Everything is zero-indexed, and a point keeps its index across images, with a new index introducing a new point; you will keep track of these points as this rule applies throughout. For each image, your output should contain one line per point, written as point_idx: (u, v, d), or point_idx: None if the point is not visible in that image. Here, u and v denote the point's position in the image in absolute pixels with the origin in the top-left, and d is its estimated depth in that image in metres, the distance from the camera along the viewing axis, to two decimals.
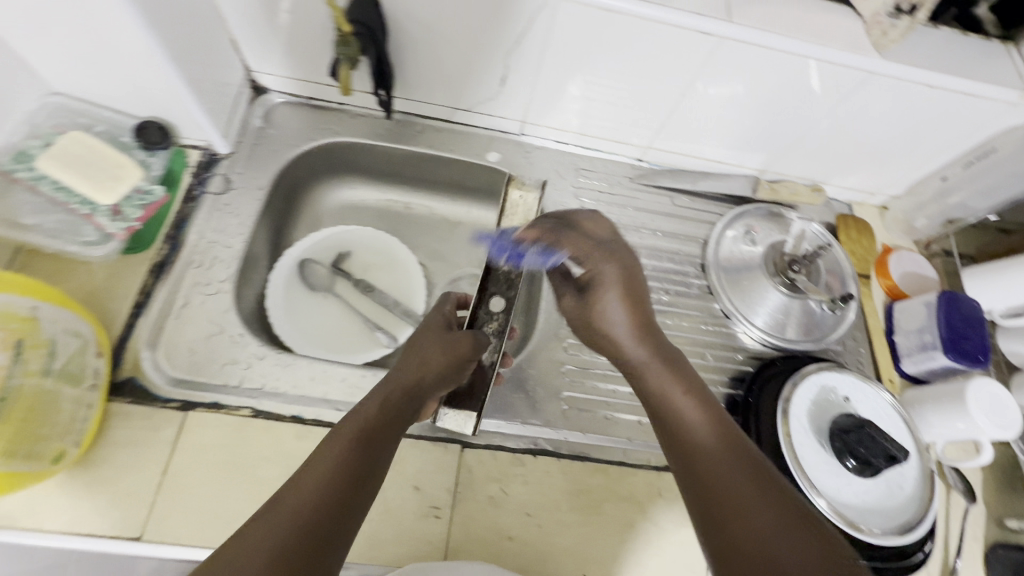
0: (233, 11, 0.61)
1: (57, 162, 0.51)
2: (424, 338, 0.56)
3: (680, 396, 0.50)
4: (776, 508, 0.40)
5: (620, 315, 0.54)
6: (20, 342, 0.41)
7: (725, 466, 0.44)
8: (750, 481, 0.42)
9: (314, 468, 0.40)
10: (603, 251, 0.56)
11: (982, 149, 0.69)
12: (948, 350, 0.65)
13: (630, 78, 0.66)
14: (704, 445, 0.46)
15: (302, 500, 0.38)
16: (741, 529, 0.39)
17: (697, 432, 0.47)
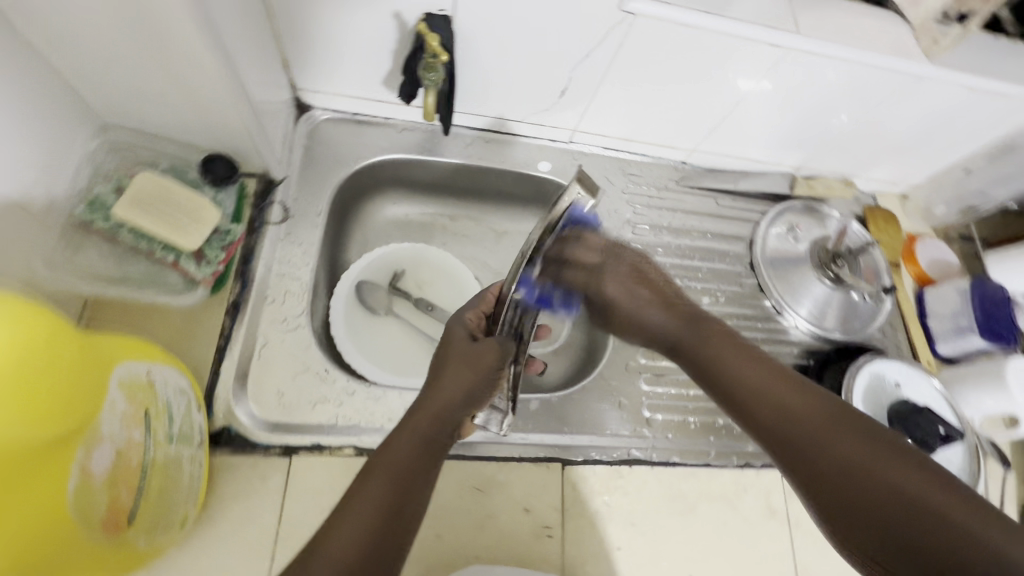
0: (287, 30, 0.57)
1: (135, 209, 0.48)
2: (453, 348, 0.52)
3: (740, 367, 0.51)
4: (836, 452, 0.42)
5: (647, 304, 0.58)
6: (148, 411, 0.39)
7: (814, 426, 0.44)
8: (845, 434, 0.43)
9: (379, 465, 0.42)
10: (614, 255, 0.59)
11: (1006, 143, 0.74)
12: (984, 332, 0.71)
13: (690, 87, 0.66)
14: (784, 412, 0.46)
15: (372, 496, 0.40)
16: (856, 484, 0.40)
17: (771, 398, 0.48)
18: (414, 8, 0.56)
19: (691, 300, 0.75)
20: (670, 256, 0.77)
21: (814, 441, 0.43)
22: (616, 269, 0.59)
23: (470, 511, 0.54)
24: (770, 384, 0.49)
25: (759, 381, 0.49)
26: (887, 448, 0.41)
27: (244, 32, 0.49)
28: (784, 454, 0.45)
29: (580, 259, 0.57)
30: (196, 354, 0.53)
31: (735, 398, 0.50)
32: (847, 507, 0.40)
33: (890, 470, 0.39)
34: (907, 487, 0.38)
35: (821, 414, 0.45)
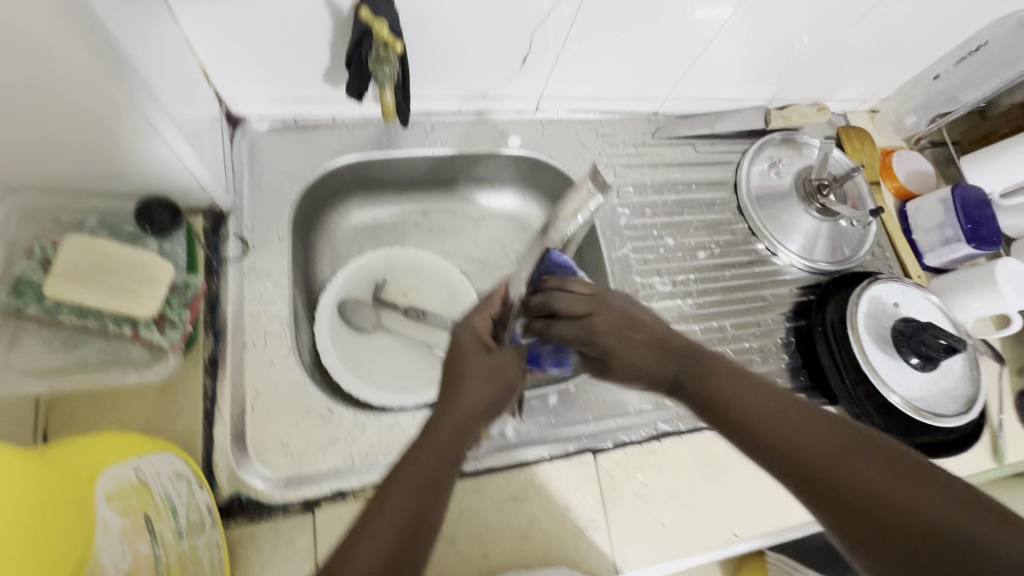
0: (201, 35, 0.49)
1: (71, 284, 0.42)
2: (467, 358, 0.44)
3: (747, 394, 0.43)
4: (864, 462, 0.36)
5: (633, 346, 0.49)
6: (148, 514, 0.34)
7: (841, 459, 0.37)
8: (867, 456, 0.37)
9: (404, 473, 0.37)
10: (600, 301, 0.51)
11: (973, 43, 0.73)
12: (971, 240, 0.71)
13: (658, 33, 0.61)
14: (794, 436, 0.39)
15: (398, 513, 0.35)
16: (896, 522, 0.34)
17: (784, 430, 0.40)
18: None
19: (686, 256, 0.74)
20: (659, 215, 0.74)
21: (841, 473, 0.36)
22: (606, 314, 0.51)
23: (511, 523, 0.52)
24: (783, 412, 0.41)
25: (770, 409, 0.41)
26: (930, 482, 0.34)
27: (152, 48, 0.41)
28: (800, 486, 0.38)
29: (565, 310, 0.51)
30: (183, 425, 0.47)
31: (739, 430, 0.42)
32: (884, 549, 0.34)
33: (938, 509, 0.33)
34: (956, 524, 0.32)
35: (845, 440, 0.38)
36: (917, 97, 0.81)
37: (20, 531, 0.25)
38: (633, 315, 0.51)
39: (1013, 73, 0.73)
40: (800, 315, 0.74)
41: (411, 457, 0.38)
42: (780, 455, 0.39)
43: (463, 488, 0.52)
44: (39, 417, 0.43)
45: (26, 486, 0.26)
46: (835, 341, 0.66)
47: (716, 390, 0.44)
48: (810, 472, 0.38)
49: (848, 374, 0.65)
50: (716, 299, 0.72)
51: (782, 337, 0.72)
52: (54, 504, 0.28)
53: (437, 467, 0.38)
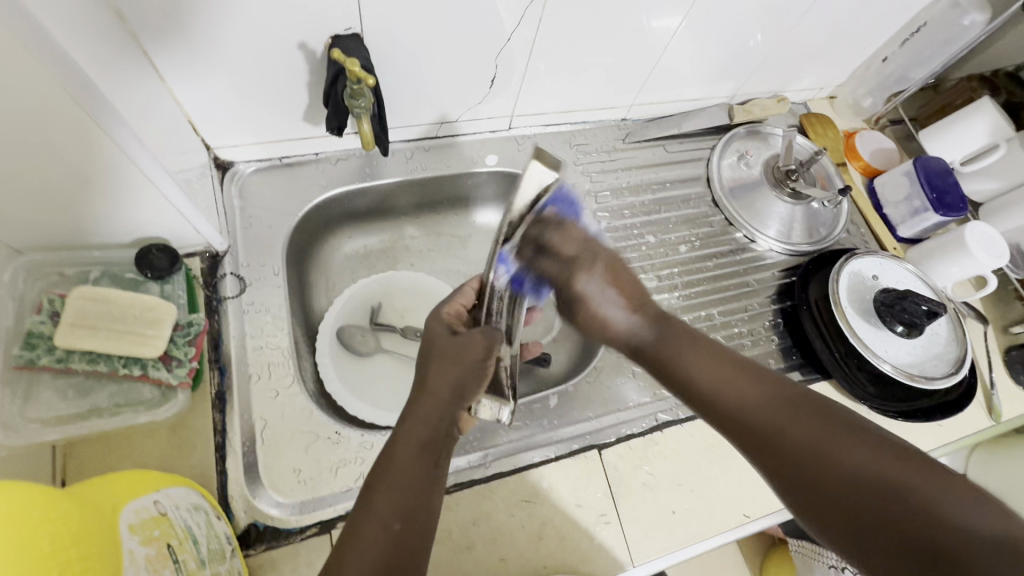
0: (185, 88, 0.52)
1: (77, 331, 0.44)
2: (437, 341, 0.47)
3: (700, 363, 0.48)
4: (812, 419, 0.41)
5: (614, 304, 0.52)
6: (170, 544, 0.36)
7: (776, 415, 0.42)
8: (808, 417, 0.41)
9: (383, 483, 0.39)
10: (589, 248, 0.50)
11: (914, 25, 0.77)
12: (938, 208, 0.74)
13: (615, 45, 0.65)
14: (747, 400, 0.44)
15: (391, 503, 0.38)
16: (820, 469, 0.38)
17: (731, 392, 0.45)
18: (318, 34, 0.51)
19: (669, 252, 0.76)
20: (638, 215, 0.77)
21: (776, 429, 0.41)
22: (591, 263, 0.51)
23: (525, 525, 0.53)
24: (728, 374, 0.46)
25: (716, 373, 0.46)
26: (853, 434, 0.39)
27: (140, 104, 0.44)
28: (749, 441, 0.43)
29: (558, 249, 0.48)
30: (195, 460, 0.48)
31: (694, 392, 0.47)
32: (812, 492, 0.37)
33: (860, 454, 0.37)
34: (870, 468, 0.36)
35: (788, 409, 0.42)
36: (870, 79, 0.85)
37: (56, 558, 0.26)
38: (616, 267, 0.53)
39: (955, 48, 0.77)
40: (785, 296, 0.76)
41: (388, 460, 0.40)
42: (726, 416, 0.44)
43: (474, 495, 0.54)
44: (57, 467, 0.45)
45: (58, 518, 0.28)
46: (820, 316, 0.68)
47: (673, 359, 0.49)
48: (753, 428, 0.43)
49: (838, 348, 0.67)
50: (702, 289, 0.75)
51: (770, 319, 0.74)
52: (85, 534, 0.29)
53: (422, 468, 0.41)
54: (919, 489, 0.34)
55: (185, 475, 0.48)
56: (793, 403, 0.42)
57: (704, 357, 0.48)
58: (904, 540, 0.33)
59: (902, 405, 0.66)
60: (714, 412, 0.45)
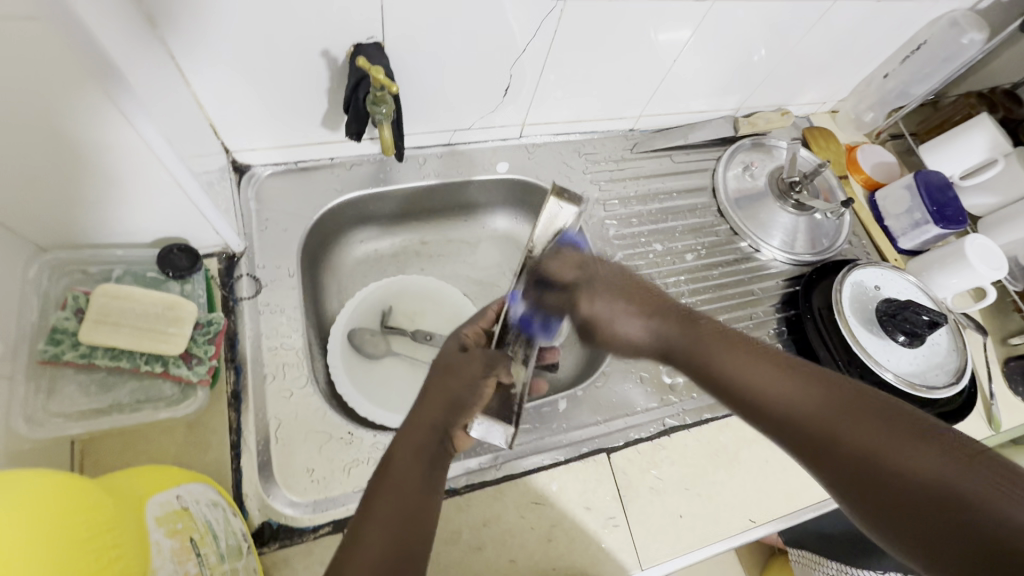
0: (209, 92, 0.53)
1: (101, 327, 0.45)
2: (441, 358, 0.50)
3: (747, 368, 0.48)
4: (867, 419, 0.40)
5: (628, 318, 0.56)
6: (192, 538, 0.36)
7: (831, 417, 0.42)
8: (864, 419, 0.40)
9: (387, 489, 0.40)
10: (587, 271, 0.55)
11: (914, 43, 0.79)
12: (938, 221, 0.76)
13: (626, 58, 0.67)
14: (796, 403, 0.44)
15: (391, 508, 0.39)
16: (879, 472, 0.38)
17: (780, 396, 0.45)
18: (341, 42, 0.53)
19: (675, 260, 0.77)
20: (645, 223, 0.79)
21: (833, 432, 0.41)
22: (589, 286, 0.56)
23: (534, 527, 0.54)
24: (773, 378, 0.46)
25: (764, 378, 0.47)
26: (911, 433, 0.38)
27: (167, 107, 0.45)
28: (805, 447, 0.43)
29: (557, 275, 0.52)
30: (212, 458, 0.49)
31: (743, 401, 0.47)
32: (876, 498, 0.38)
33: (919, 456, 0.37)
34: (933, 471, 0.36)
35: (841, 410, 0.42)
36: (871, 95, 0.87)
37: (92, 544, 0.27)
38: (623, 288, 0.56)
39: (954, 65, 0.79)
40: (789, 305, 0.78)
41: (388, 465, 0.42)
42: (782, 420, 0.44)
43: (485, 497, 0.54)
44: (75, 462, 0.45)
45: (93, 506, 0.29)
46: (823, 325, 0.70)
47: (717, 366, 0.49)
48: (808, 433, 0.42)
49: (841, 357, 0.68)
50: (708, 297, 0.76)
51: (774, 328, 0.76)
52: (116, 524, 0.30)
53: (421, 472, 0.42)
54: (984, 493, 0.34)
55: (200, 472, 0.48)
56: (842, 401, 0.42)
57: (747, 362, 0.48)
58: (969, 543, 0.33)
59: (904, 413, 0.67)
60: (766, 419, 0.46)
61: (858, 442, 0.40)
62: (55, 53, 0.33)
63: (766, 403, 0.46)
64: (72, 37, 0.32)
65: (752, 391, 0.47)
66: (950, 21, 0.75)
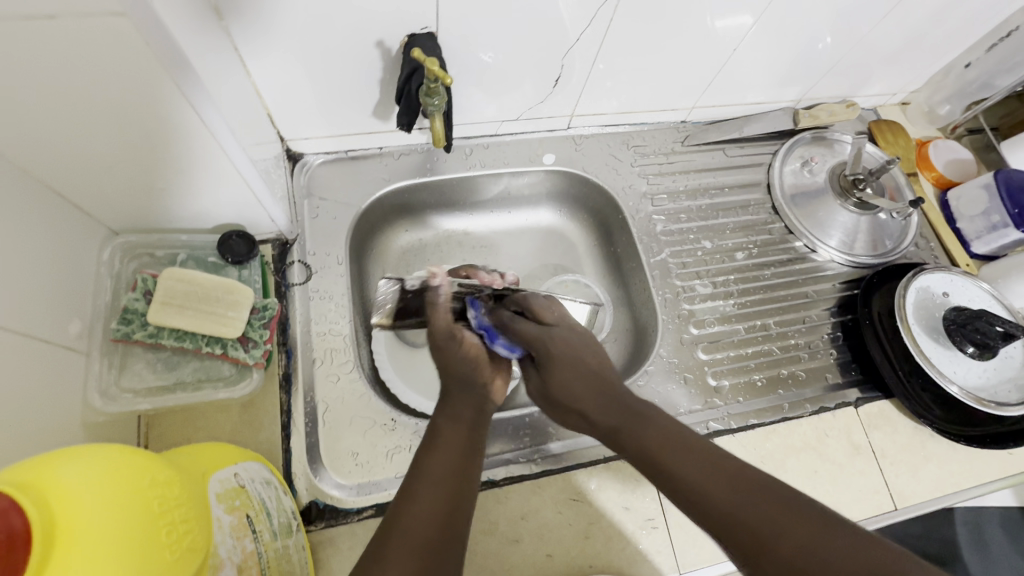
0: (266, 81, 0.54)
1: (168, 309, 0.48)
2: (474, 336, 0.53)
3: (686, 457, 0.36)
4: (810, 525, 0.30)
5: (577, 374, 0.44)
6: (248, 514, 0.38)
7: (779, 530, 0.30)
8: (811, 531, 0.30)
9: (431, 467, 0.38)
10: (567, 323, 0.49)
11: (1004, 29, 0.72)
12: (1019, 224, 0.70)
13: (681, 46, 0.64)
14: (720, 501, 0.33)
15: (437, 490, 0.36)
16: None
17: (703, 475, 0.34)
18: (395, 32, 0.53)
19: (725, 258, 0.75)
20: (694, 219, 0.76)
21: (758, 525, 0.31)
22: (564, 333, 0.47)
23: (572, 524, 0.54)
24: (703, 466, 0.35)
25: (703, 468, 0.35)
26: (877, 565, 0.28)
27: (228, 95, 0.46)
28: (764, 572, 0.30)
29: (539, 315, 0.49)
30: (264, 437, 0.51)
31: (689, 494, 0.34)
32: None
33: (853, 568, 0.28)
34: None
35: (783, 518, 0.31)
36: (949, 86, 0.81)
37: (163, 518, 0.29)
38: (584, 352, 0.46)
39: None
40: (846, 309, 0.74)
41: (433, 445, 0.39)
42: (726, 525, 0.32)
43: (523, 491, 0.54)
44: (141, 434, 0.48)
45: (164, 481, 0.31)
46: (884, 332, 0.66)
47: (656, 452, 0.37)
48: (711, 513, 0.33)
49: (900, 367, 0.64)
50: (759, 298, 0.73)
51: (828, 332, 0.72)
52: (185, 500, 0.31)
53: (466, 439, 0.41)
54: None
55: (254, 450, 0.50)
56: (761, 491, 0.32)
57: (678, 442, 0.37)
58: None
59: (971, 429, 0.62)
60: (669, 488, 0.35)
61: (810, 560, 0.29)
62: (134, 50, 0.34)
63: (693, 488, 0.34)
64: (151, 34, 0.33)
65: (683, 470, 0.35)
66: None
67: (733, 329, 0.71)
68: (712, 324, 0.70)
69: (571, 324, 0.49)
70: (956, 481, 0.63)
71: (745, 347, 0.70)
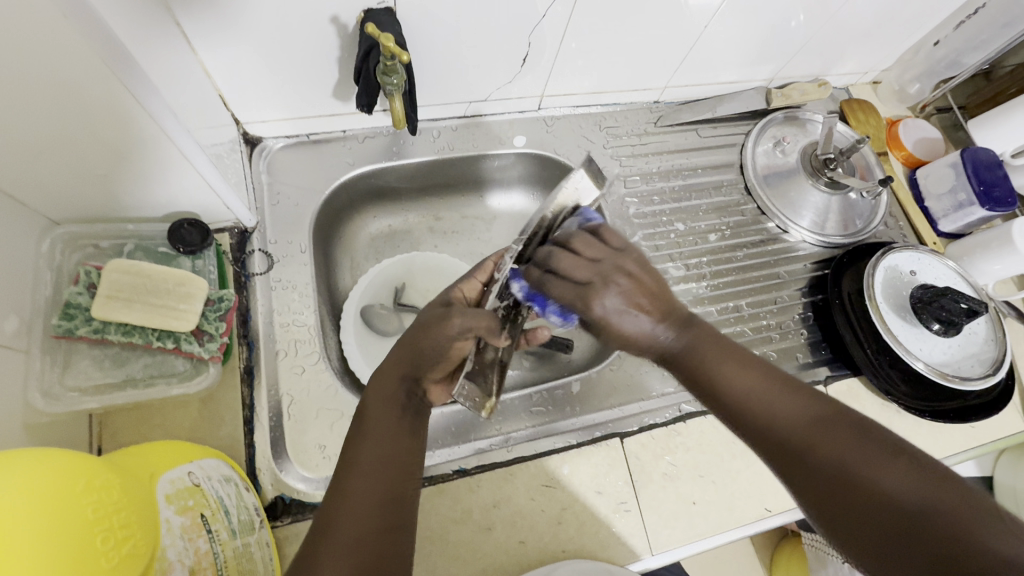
0: (217, 63, 0.51)
1: (114, 303, 0.46)
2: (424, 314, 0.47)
3: (730, 366, 0.42)
4: (847, 431, 0.36)
5: (641, 321, 0.43)
6: (204, 514, 0.37)
7: (814, 433, 0.37)
8: (841, 437, 0.36)
9: (352, 478, 0.37)
10: (604, 266, 0.44)
11: (972, 6, 0.72)
12: (984, 203, 0.71)
13: (652, 24, 0.62)
14: (772, 409, 0.39)
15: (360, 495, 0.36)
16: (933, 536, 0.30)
17: (769, 411, 0.39)
18: (350, 6, 0.50)
19: (698, 240, 0.74)
20: (667, 201, 0.75)
21: (798, 432, 0.37)
22: (606, 283, 0.43)
23: (545, 510, 0.53)
24: (778, 400, 0.39)
25: (784, 401, 0.39)
26: (896, 454, 0.34)
27: (171, 74, 0.43)
28: (830, 487, 0.34)
29: (564, 271, 0.44)
30: (226, 432, 0.50)
31: (760, 432, 0.39)
32: (833, 500, 0.34)
33: (881, 464, 0.34)
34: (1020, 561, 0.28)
35: (821, 425, 0.37)
36: (918, 64, 0.81)
37: (99, 525, 0.27)
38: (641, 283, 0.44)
39: (1014, 31, 0.72)
40: (817, 289, 0.74)
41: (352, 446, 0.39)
42: (795, 444, 0.37)
43: (495, 478, 0.54)
44: (93, 433, 0.46)
45: (100, 485, 0.29)
46: (853, 311, 0.66)
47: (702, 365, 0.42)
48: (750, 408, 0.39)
49: (868, 345, 0.65)
50: (731, 280, 0.73)
51: (799, 313, 0.73)
52: (125, 505, 0.30)
53: (397, 423, 0.41)
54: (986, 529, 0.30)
55: (215, 446, 0.49)
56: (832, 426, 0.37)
57: (730, 366, 0.42)
58: None
59: (935, 403, 0.64)
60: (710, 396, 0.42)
61: (843, 459, 0.35)
62: (54, 26, 0.31)
63: (733, 392, 0.41)
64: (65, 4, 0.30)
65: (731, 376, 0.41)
66: None
67: (705, 311, 0.71)
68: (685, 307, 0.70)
69: (602, 250, 0.44)
70: None
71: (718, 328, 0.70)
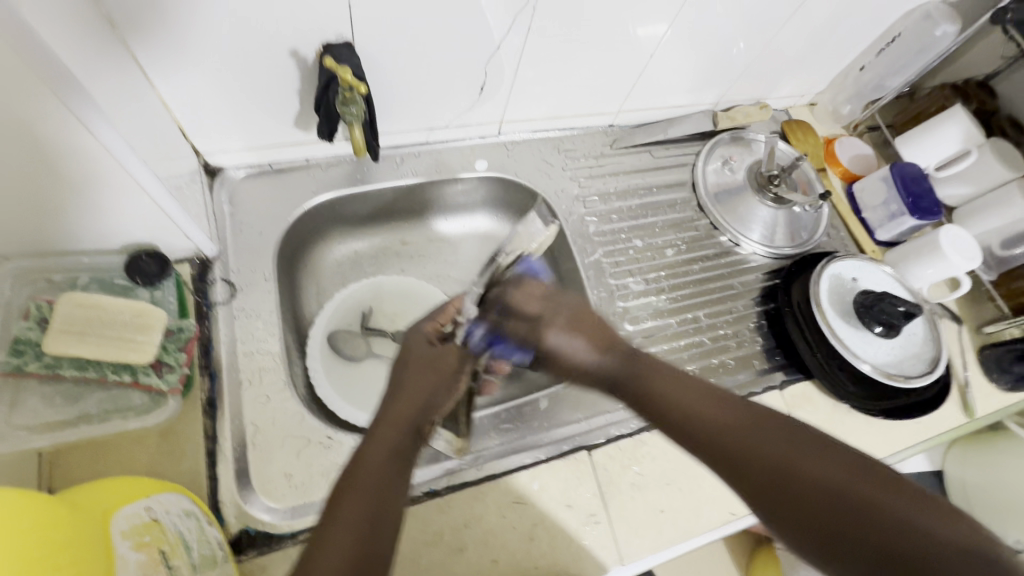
0: (176, 96, 0.52)
1: (67, 337, 0.45)
2: (413, 352, 0.50)
3: (665, 378, 0.46)
4: (761, 427, 0.41)
5: (582, 348, 0.50)
6: (162, 550, 0.36)
7: (734, 430, 0.41)
8: (759, 432, 0.40)
9: (352, 493, 0.38)
10: (552, 299, 0.51)
11: (889, 35, 0.80)
12: (913, 212, 0.77)
13: (601, 54, 0.66)
14: (698, 415, 0.43)
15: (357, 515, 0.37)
16: (863, 517, 0.34)
17: (705, 419, 0.42)
18: (309, 41, 0.52)
19: (655, 255, 0.78)
20: (625, 219, 0.79)
21: (719, 432, 0.41)
22: (557, 315, 0.51)
23: (516, 526, 0.54)
24: (701, 401, 0.44)
25: (708, 402, 0.43)
26: (811, 446, 0.39)
27: (130, 106, 0.44)
28: (744, 476, 0.39)
29: (518, 306, 0.52)
30: (187, 466, 0.48)
31: (685, 432, 0.43)
32: (752, 487, 0.38)
33: (784, 453, 0.38)
34: (908, 524, 0.33)
35: (742, 424, 0.41)
36: (848, 87, 0.88)
37: (47, 563, 0.27)
38: (585, 314, 0.51)
39: (928, 57, 0.79)
40: (769, 298, 0.78)
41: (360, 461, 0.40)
42: (716, 442, 0.41)
43: (466, 498, 0.54)
44: (45, 474, 0.45)
45: (50, 523, 0.29)
46: (803, 318, 0.70)
47: (644, 381, 0.46)
48: (679, 412, 0.44)
49: (818, 349, 0.68)
50: (689, 292, 0.76)
51: (754, 321, 0.76)
52: (76, 542, 0.29)
53: (399, 447, 0.42)
54: (886, 504, 0.34)
55: (176, 481, 0.47)
56: (759, 422, 0.41)
57: (669, 382, 0.46)
58: (853, 542, 0.34)
59: (882, 401, 0.68)
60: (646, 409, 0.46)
61: (759, 451, 0.39)
62: (16, 66, 0.33)
63: (664, 401, 0.45)
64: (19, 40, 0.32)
65: (662, 386, 0.45)
66: (924, 13, 0.76)
67: (666, 323, 0.73)
68: (647, 320, 0.73)
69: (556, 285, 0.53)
70: (875, 453, 0.68)
71: (675, 341, 0.72)
